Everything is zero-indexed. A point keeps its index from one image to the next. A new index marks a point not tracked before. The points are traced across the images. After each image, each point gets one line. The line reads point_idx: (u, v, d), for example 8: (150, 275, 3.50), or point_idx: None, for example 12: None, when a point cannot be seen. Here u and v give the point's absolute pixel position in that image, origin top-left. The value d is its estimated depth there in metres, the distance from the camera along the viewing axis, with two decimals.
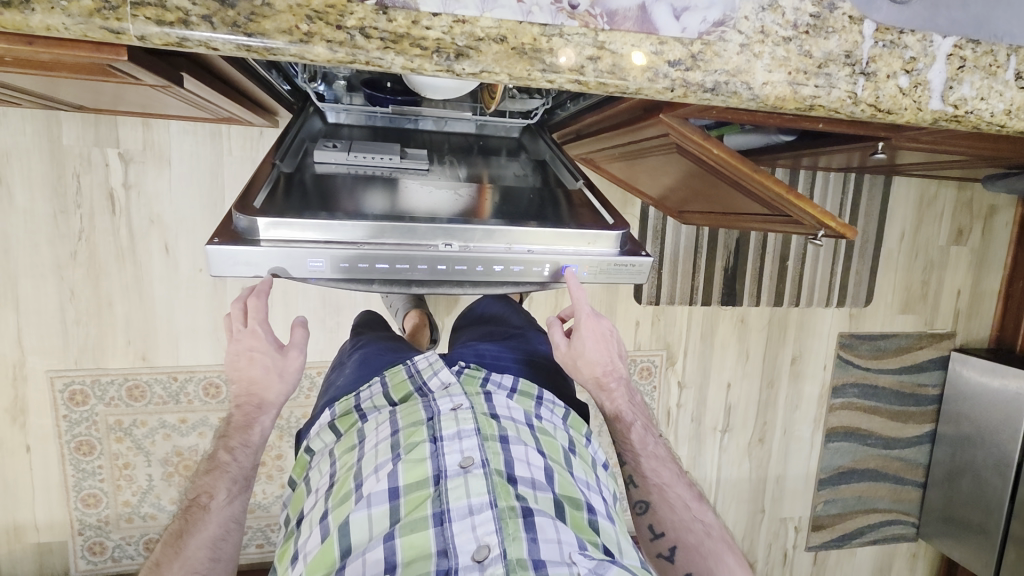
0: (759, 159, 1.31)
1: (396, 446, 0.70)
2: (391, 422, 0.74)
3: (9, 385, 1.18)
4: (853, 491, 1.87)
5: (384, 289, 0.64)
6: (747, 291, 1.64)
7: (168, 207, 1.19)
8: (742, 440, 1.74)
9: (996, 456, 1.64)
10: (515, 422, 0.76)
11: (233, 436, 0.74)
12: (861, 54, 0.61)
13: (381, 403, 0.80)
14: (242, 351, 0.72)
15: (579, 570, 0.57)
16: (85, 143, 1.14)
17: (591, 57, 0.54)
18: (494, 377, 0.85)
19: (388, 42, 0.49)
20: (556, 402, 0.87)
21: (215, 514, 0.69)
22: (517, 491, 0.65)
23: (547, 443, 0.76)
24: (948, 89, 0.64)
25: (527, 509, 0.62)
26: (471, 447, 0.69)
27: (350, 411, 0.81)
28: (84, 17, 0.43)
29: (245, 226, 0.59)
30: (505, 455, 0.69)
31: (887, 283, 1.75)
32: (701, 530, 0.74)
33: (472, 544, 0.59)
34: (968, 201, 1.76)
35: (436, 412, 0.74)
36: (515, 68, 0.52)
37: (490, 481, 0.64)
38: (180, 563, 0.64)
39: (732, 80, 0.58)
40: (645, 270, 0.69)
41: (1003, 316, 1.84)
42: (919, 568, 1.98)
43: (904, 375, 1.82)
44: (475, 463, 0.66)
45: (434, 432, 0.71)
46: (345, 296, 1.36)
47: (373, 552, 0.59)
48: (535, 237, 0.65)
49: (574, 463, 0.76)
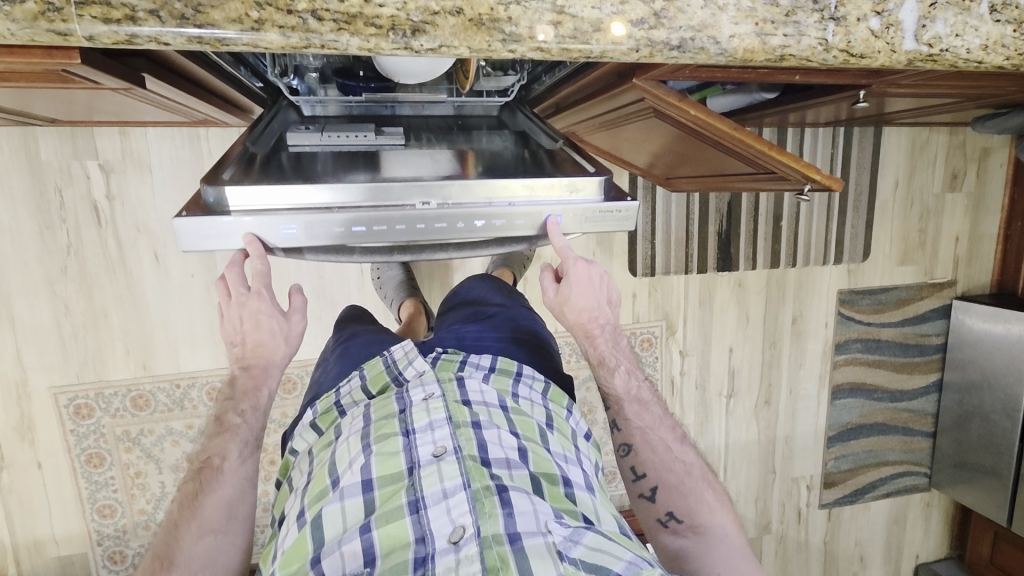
0: (744, 119, 1.29)
1: (368, 438, 0.70)
2: (365, 416, 0.75)
3: (14, 404, 1.19)
4: (862, 445, 1.87)
5: (366, 258, 0.65)
6: (742, 254, 1.63)
7: (153, 215, 1.19)
8: (748, 404, 1.75)
9: (1003, 400, 1.64)
10: (487, 405, 0.76)
11: (241, 400, 0.74)
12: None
13: (360, 398, 0.81)
14: (247, 315, 0.71)
15: (554, 539, 0.59)
16: (63, 157, 1.13)
17: (551, 24, 0.53)
18: (471, 360, 0.87)
19: (341, 23, 0.48)
20: (534, 377, 0.88)
21: (228, 476, 0.70)
22: (492, 472, 0.66)
23: (522, 423, 0.76)
24: (922, 29, 0.63)
25: (502, 486, 0.64)
26: (443, 435, 0.69)
27: (330, 409, 0.82)
28: (28, 21, 0.43)
29: (213, 200, 0.60)
30: (478, 438, 0.70)
31: (884, 235, 1.74)
32: (681, 471, 0.79)
33: (448, 527, 0.60)
34: (961, 144, 1.73)
35: (407, 404, 0.74)
36: (474, 40, 0.52)
37: (463, 465, 0.65)
38: (197, 524, 0.66)
39: (699, 36, 0.57)
40: (633, 216, 0.68)
41: (1003, 259, 1.83)
42: (933, 516, 2.00)
43: (907, 327, 1.81)
44: (447, 451, 0.67)
45: (406, 424, 0.71)
46: (338, 291, 1.36)
47: (349, 544, 0.59)
48: (513, 190, 0.65)
49: (551, 438, 0.77)
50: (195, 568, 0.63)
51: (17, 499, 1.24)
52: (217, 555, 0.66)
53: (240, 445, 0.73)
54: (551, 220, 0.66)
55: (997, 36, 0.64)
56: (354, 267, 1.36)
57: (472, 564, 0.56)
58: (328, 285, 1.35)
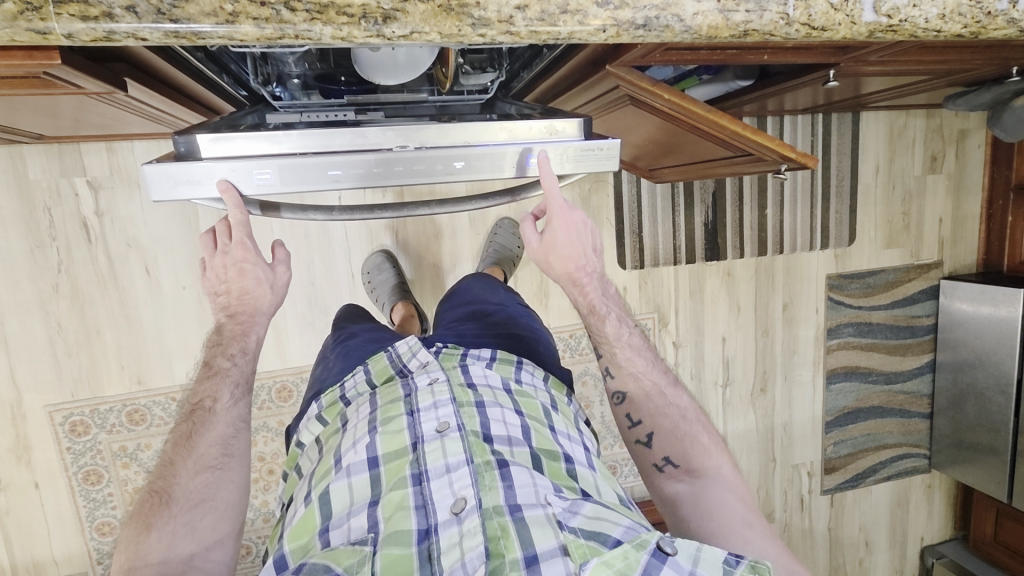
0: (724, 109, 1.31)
1: (375, 421, 0.71)
2: (371, 403, 0.77)
3: (9, 425, 1.19)
4: (861, 429, 1.88)
5: (344, 217, 0.67)
6: (730, 244, 1.65)
7: (143, 229, 1.20)
8: (744, 393, 1.76)
9: (996, 377, 1.66)
10: (492, 389, 0.78)
11: (230, 344, 0.77)
12: None
13: (364, 389, 0.82)
14: (232, 263, 0.73)
15: (553, 510, 0.60)
16: (52, 175, 1.14)
17: (519, 7, 0.55)
18: (472, 351, 0.87)
19: (314, 13, 0.50)
20: (536, 367, 0.90)
21: (222, 415, 0.73)
22: (493, 448, 0.67)
23: (525, 404, 0.78)
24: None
25: (502, 462, 0.65)
26: (447, 413, 0.71)
27: (336, 401, 0.83)
28: (8, 21, 0.45)
29: (185, 149, 0.61)
30: (482, 417, 0.71)
31: (868, 219, 1.76)
32: (675, 415, 0.83)
33: (450, 499, 0.61)
34: (938, 126, 1.77)
35: (413, 388, 0.76)
36: (444, 25, 0.53)
37: (466, 441, 0.66)
38: (194, 460, 0.69)
39: (663, 14, 0.59)
40: (615, 152, 0.69)
41: (987, 238, 1.85)
42: (936, 497, 2.00)
43: (897, 309, 1.83)
44: (451, 427, 0.68)
45: (411, 405, 0.73)
46: (331, 296, 1.37)
47: (356, 518, 0.61)
48: (494, 133, 0.66)
49: (553, 419, 0.79)
50: (194, 499, 0.66)
51: (15, 520, 1.23)
52: (216, 488, 0.68)
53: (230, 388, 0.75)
54: (540, 157, 0.68)
55: (954, 4, 0.66)
56: (345, 272, 1.37)
57: (474, 536, 0.56)
58: (320, 291, 1.36)
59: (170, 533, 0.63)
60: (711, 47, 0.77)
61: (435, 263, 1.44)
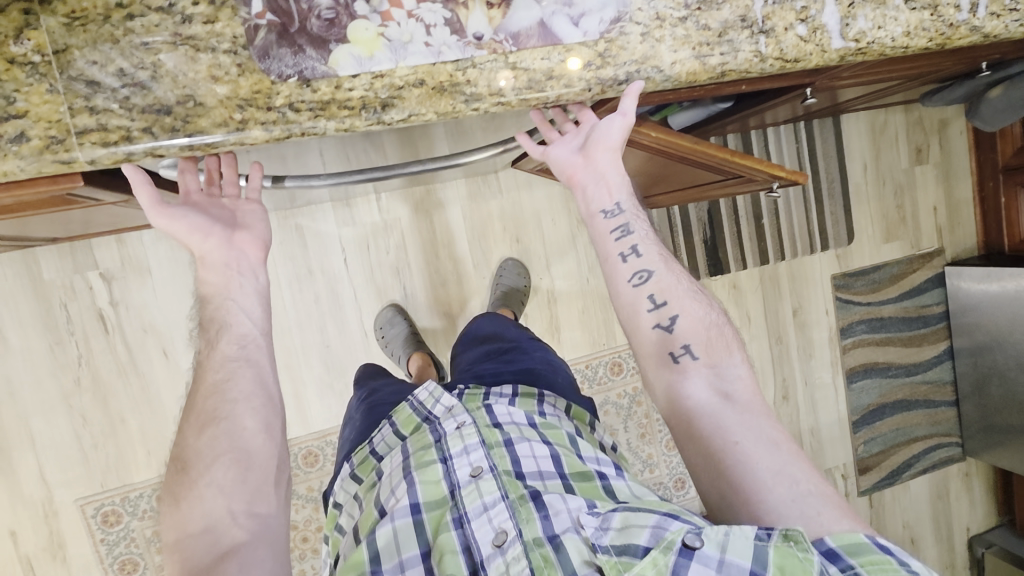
0: (708, 131, 1.35)
1: (410, 468, 0.74)
2: (404, 451, 0.79)
3: (42, 523, 1.20)
4: (889, 425, 1.86)
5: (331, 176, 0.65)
6: (731, 257, 1.67)
7: (158, 313, 1.22)
8: (766, 402, 1.75)
9: (1016, 357, 1.64)
10: (517, 424, 0.79)
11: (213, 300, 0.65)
12: (754, 15, 0.66)
13: (394, 442, 0.83)
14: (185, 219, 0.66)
15: (587, 530, 0.59)
16: (66, 273, 1.18)
17: (508, 79, 0.58)
18: (493, 390, 0.89)
19: (317, 110, 0.53)
20: (557, 398, 0.92)
21: (211, 364, 0.63)
22: (527, 483, 0.67)
23: (551, 434, 0.79)
24: (847, 26, 0.68)
25: (536, 492, 0.65)
26: (479, 456, 0.72)
27: (368, 458, 0.84)
28: (37, 156, 0.48)
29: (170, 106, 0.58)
30: (512, 455, 0.72)
31: (863, 216, 1.78)
32: (704, 308, 0.75)
33: (491, 533, 0.62)
34: (917, 119, 1.80)
35: (442, 434, 0.78)
36: (439, 105, 0.56)
37: (500, 480, 0.67)
38: (195, 419, 0.60)
39: (643, 67, 0.62)
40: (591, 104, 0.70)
41: (984, 220, 1.87)
42: (975, 485, 1.97)
43: (907, 301, 1.83)
44: (484, 469, 0.69)
45: (444, 452, 0.75)
46: (346, 356, 1.38)
47: (410, 562, 0.63)
48: None
49: (581, 444, 0.79)
50: (209, 457, 0.58)
51: None
52: (229, 441, 0.59)
53: (233, 337, 0.64)
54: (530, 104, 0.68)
55: (916, 23, 0.70)
56: (358, 331, 1.39)
57: (519, 564, 0.57)
58: (335, 352, 1.38)
59: (197, 497, 0.56)
60: (690, 87, 0.80)
61: (444, 311, 1.46)
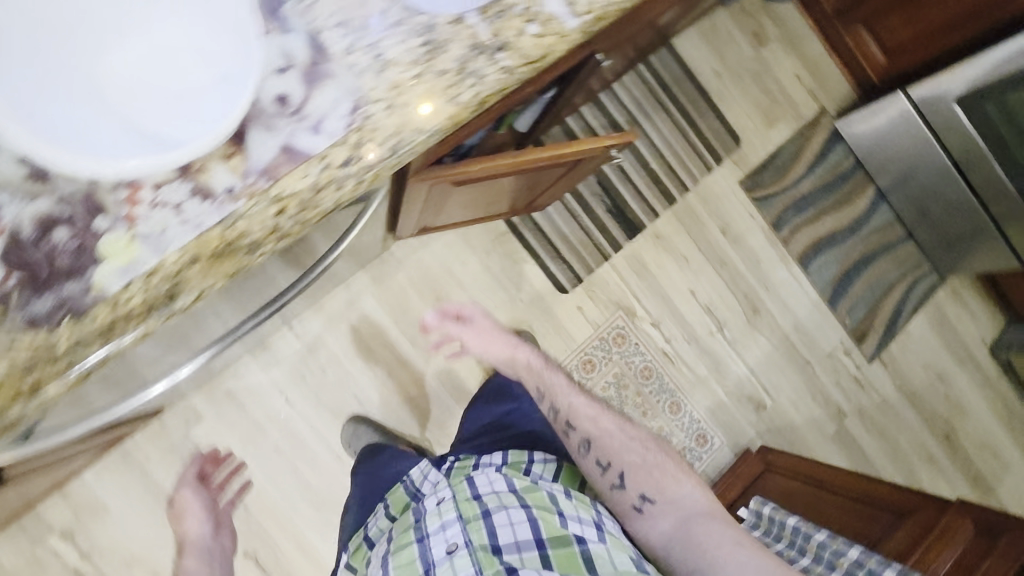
0: (555, 115, 1.36)
1: (391, 551, 0.88)
2: (389, 538, 0.92)
3: None
4: (861, 286, 1.87)
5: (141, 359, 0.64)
6: (640, 212, 1.69)
7: (134, 541, 1.24)
8: (741, 324, 1.75)
9: (937, 171, 1.69)
10: (496, 493, 0.91)
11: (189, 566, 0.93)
12: (483, 38, 0.66)
13: (385, 525, 0.97)
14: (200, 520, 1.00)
15: None
16: (32, 547, 1.19)
17: (277, 212, 0.58)
18: (483, 462, 1.00)
19: (103, 336, 0.53)
20: (546, 461, 1.03)
21: None
22: (503, 558, 0.82)
23: (532, 496, 0.90)
24: (573, 3, 0.70)
25: (510, 569, 0.80)
26: (456, 531, 0.85)
27: (361, 545, 0.98)
28: None
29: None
30: (488, 527, 0.85)
31: (738, 116, 1.82)
32: (638, 447, 0.97)
33: None
34: (741, 10, 1.85)
35: (424, 512, 0.91)
36: (223, 269, 0.58)
37: (473, 556, 0.82)
38: None
39: (403, 133, 0.62)
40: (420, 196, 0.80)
41: (846, 65, 1.92)
42: (967, 298, 1.99)
43: (817, 170, 1.86)
44: (459, 546, 0.84)
45: (421, 531, 0.88)
46: (333, 487, 1.36)
47: None
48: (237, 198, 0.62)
49: (563, 503, 0.90)
50: None
51: None
52: None
53: None
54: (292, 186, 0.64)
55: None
56: (333, 456, 1.37)
57: None
58: (320, 488, 1.35)
59: None
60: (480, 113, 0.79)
61: (405, 396, 1.44)
